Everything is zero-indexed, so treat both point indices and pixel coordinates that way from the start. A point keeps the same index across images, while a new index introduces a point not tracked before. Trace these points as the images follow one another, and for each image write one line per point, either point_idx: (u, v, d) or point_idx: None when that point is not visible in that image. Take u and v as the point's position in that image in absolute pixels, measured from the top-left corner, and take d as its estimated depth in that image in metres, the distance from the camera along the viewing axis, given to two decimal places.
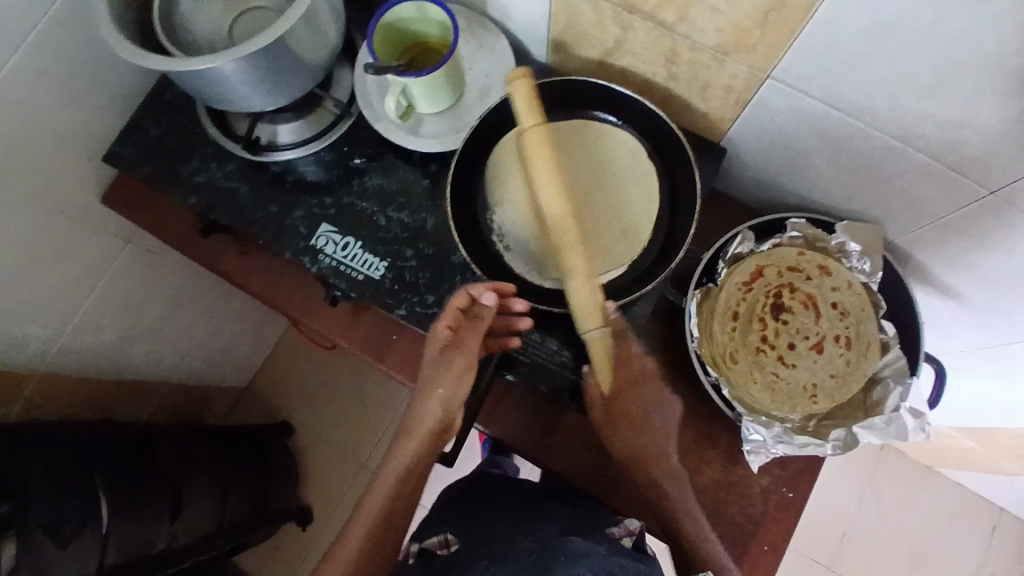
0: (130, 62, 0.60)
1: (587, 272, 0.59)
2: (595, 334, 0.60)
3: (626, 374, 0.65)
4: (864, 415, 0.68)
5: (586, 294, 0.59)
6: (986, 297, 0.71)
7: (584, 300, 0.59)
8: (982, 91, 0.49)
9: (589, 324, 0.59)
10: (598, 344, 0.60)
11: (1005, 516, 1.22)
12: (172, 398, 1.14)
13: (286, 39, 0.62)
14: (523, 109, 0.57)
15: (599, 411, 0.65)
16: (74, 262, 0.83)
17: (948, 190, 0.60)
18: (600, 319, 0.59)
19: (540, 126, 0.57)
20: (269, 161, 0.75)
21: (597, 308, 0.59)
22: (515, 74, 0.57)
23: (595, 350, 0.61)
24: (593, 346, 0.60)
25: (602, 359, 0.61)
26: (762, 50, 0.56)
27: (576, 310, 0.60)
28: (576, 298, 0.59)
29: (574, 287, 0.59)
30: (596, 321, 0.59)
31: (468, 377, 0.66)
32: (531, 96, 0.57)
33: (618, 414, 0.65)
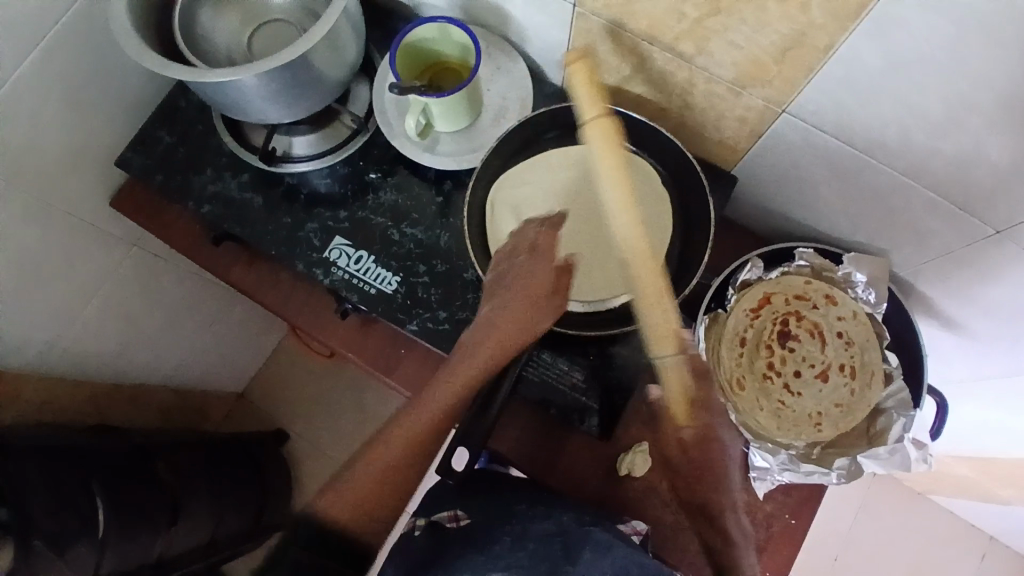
0: (150, 69, 0.60)
1: (655, 292, 0.61)
2: (668, 360, 0.62)
3: (704, 415, 0.64)
4: (868, 444, 0.69)
5: (661, 320, 0.60)
6: (988, 331, 0.72)
7: (659, 328, 0.60)
8: (994, 135, 0.50)
9: (661, 351, 0.61)
10: (671, 373, 0.62)
11: (997, 544, 1.24)
12: (172, 405, 1.13)
13: (308, 56, 0.62)
14: (582, 102, 0.58)
15: (677, 450, 0.67)
16: (80, 266, 0.83)
17: (955, 226, 0.61)
18: (674, 345, 0.61)
19: (600, 117, 0.58)
20: (283, 172, 0.76)
21: (669, 335, 0.60)
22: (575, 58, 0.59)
23: (670, 378, 0.63)
24: (666, 373, 0.63)
25: (675, 392, 0.64)
26: (779, 84, 0.57)
27: (652, 336, 0.61)
28: (648, 324, 0.61)
29: (643, 311, 0.61)
30: (669, 347, 0.61)
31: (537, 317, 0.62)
32: (592, 88, 0.58)
33: (696, 457, 0.65)
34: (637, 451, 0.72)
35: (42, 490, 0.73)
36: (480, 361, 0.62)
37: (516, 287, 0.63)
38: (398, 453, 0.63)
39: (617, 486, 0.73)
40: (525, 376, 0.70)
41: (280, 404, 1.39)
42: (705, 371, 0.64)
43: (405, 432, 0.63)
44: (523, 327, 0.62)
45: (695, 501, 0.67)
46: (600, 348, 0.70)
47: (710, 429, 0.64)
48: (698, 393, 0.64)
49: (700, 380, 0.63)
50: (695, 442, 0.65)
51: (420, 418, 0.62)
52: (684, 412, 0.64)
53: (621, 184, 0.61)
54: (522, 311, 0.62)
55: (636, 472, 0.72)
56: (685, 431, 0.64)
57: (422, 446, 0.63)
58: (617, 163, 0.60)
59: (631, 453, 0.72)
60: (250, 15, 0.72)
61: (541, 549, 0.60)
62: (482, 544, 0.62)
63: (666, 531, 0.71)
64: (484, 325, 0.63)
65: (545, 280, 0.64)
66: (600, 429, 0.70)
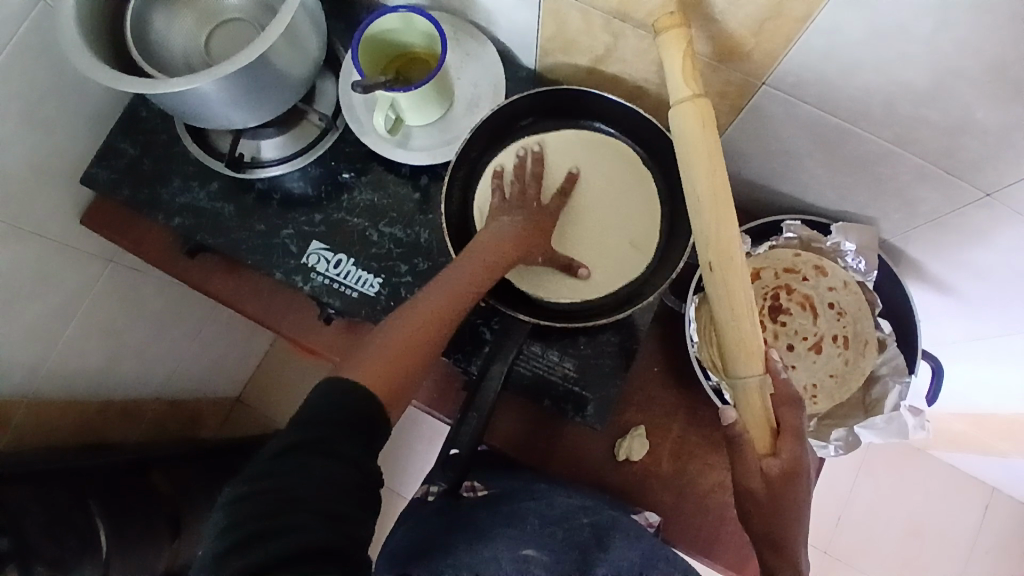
0: (103, 85, 0.57)
1: (745, 303, 0.50)
2: (750, 380, 0.50)
3: (794, 444, 0.51)
4: (864, 414, 0.69)
5: (741, 332, 0.50)
6: (980, 292, 0.72)
7: (732, 337, 0.50)
8: (985, 95, 0.48)
9: (744, 368, 0.50)
10: (752, 393, 0.51)
11: (999, 495, 1.26)
12: (166, 415, 1.10)
13: (267, 56, 0.60)
14: (674, 80, 0.51)
15: (756, 485, 0.51)
16: (57, 286, 0.80)
17: (944, 193, 0.60)
18: (759, 364, 0.50)
19: (694, 97, 0.50)
20: (253, 178, 0.73)
21: (752, 352, 0.50)
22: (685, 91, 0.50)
23: (748, 400, 0.51)
24: (746, 392, 0.51)
25: (755, 415, 0.51)
26: (758, 56, 0.55)
27: (733, 349, 0.51)
28: (726, 329, 0.51)
29: (723, 317, 0.51)
30: (755, 365, 0.50)
31: (537, 227, 0.64)
32: (688, 66, 0.51)
33: (778, 497, 0.51)
34: (634, 435, 0.71)
35: (38, 518, 0.72)
36: (481, 268, 0.58)
37: (512, 217, 0.63)
38: (388, 359, 0.53)
39: (616, 470, 0.72)
40: (516, 369, 0.69)
41: (277, 406, 1.37)
42: (795, 398, 0.52)
43: (400, 335, 0.55)
44: (515, 250, 0.61)
45: (768, 537, 0.52)
46: (590, 337, 0.70)
47: (799, 463, 0.51)
48: (783, 419, 0.52)
49: (784, 406, 0.52)
50: (781, 479, 0.51)
51: (416, 317, 0.56)
52: (765, 442, 0.51)
53: (712, 169, 0.50)
54: (516, 234, 0.62)
55: (634, 456, 0.71)
56: (771, 463, 0.51)
57: (409, 359, 0.54)
58: (709, 142, 0.50)
59: (628, 438, 0.71)
60: (204, 15, 0.69)
61: (572, 535, 0.62)
62: (509, 518, 0.64)
63: (668, 513, 0.71)
64: (482, 240, 0.60)
65: (539, 223, 0.65)
66: (596, 419, 0.69)
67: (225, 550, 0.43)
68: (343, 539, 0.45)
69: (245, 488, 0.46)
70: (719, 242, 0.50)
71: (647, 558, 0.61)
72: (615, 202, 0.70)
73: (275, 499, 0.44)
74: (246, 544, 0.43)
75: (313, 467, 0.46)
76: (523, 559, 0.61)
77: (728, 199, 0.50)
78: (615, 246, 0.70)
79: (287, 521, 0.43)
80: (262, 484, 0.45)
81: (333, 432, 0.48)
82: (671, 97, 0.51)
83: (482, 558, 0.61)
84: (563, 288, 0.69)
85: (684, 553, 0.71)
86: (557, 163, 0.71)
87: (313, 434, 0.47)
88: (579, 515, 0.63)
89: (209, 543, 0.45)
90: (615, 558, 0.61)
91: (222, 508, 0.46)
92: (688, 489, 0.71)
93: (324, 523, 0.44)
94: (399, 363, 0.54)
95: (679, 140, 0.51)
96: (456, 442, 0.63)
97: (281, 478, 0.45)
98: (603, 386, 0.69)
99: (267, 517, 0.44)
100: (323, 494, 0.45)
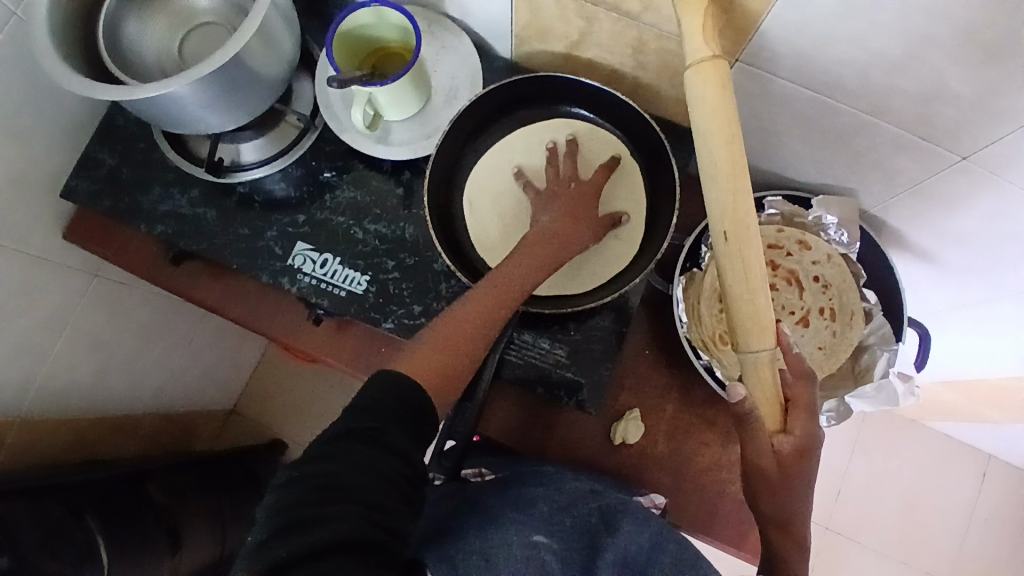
0: (76, 92, 0.57)
1: (758, 274, 0.50)
2: (762, 355, 0.50)
3: (805, 421, 0.52)
4: (854, 383, 0.69)
5: (756, 304, 0.49)
6: (961, 258, 0.73)
7: (746, 310, 0.50)
8: (954, 59, 0.49)
9: (757, 343, 0.50)
10: (763, 369, 0.50)
11: (994, 462, 1.28)
12: (156, 429, 1.09)
13: (241, 56, 0.59)
14: (692, 40, 0.50)
15: (770, 466, 0.52)
16: (40, 303, 0.78)
17: (921, 160, 0.61)
18: (771, 338, 0.50)
19: (712, 59, 0.49)
20: (234, 182, 0.73)
21: (765, 326, 0.50)
22: (701, 53, 0.49)
23: (758, 376, 0.51)
24: (758, 368, 0.51)
25: (766, 391, 0.51)
26: (729, 35, 0.56)
27: (747, 325, 0.50)
28: (738, 300, 0.50)
29: (736, 288, 0.50)
30: (768, 340, 0.50)
31: (581, 205, 0.64)
32: (707, 26, 0.49)
33: (790, 476, 0.52)
34: (629, 418, 0.72)
35: (36, 537, 0.71)
36: (529, 267, 0.59)
37: (556, 204, 0.64)
38: (435, 354, 0.55)
39: (613, 453, 0.72)
40: (508, 359, 0.69)
41: (274, 416, 1.35)
42: (807, 374, 0.53)
43: (447, 332, 0.56)
44: (561, 248, 0.61)
45: (774, 516, 0.54)
46: (579, 322, 0.70)
47: (811, 440, 0.52)
48: (794, 395, 0.53)
49: (797, 382, 0.53)
50: (793, 456, 0.52)
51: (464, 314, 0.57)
52: (775, 419, 0.52)
53: (728, 134, 0.48)
54: (562, 221, 0.62)
55: (630, 439, 0.72)
56: (783, 441, 0.51)
57: (462, 350, 0.56)
58: (727, 110, 0.48)
59: (624, 421, 0.72)
60: (178, 20, 0.69)
61: (580, 521, 0.61)
62: (518, 503, 0.62)
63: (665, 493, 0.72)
64: (530, 240, 0.61)
65: (580, 199, 0.64)
66: (590, 403, 0.69)
67: (267, 538, 0.43)
68: (380, 534, 0.44)
69: (297, 470, 0.46)
70: (735, 212, 0.49)
71: (656, 542, 0.60)
72: (616, 196, 0.71)
73: (320, 488, 0.44)
74: (290, 531, 0.42)
75: (361, 455, 0.46)
76: (533, 545, 0.58)
77: (744, 167, 0.49)
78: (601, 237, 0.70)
79: (330, 509, 0.43)
80: (307, 471, 0.45)
81: (385, 424, 0.48)
82: (688, 57, 0.50)
83: (493, 542, 0.59)
84: (562, 278, 0.70)
85: (686, 532, 0.71)
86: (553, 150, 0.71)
87: (366, 423, 0.48)
88: (588, 502, 0.62)
89: (254, 531, 0.44)
90: (623, 542, 0.60)
91: (273, 492, 0.46)
92: (685, 470, 0.72)
93: (363, 514, 0.43)
94: (447, 358, 0.55)
95: (695, 103, 0.49)
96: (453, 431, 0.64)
97: (326, 465, 0.45)
98: (597, 372, 0.69)
99: (313, 502, 0.43)
100: (367, 483, 0.45)
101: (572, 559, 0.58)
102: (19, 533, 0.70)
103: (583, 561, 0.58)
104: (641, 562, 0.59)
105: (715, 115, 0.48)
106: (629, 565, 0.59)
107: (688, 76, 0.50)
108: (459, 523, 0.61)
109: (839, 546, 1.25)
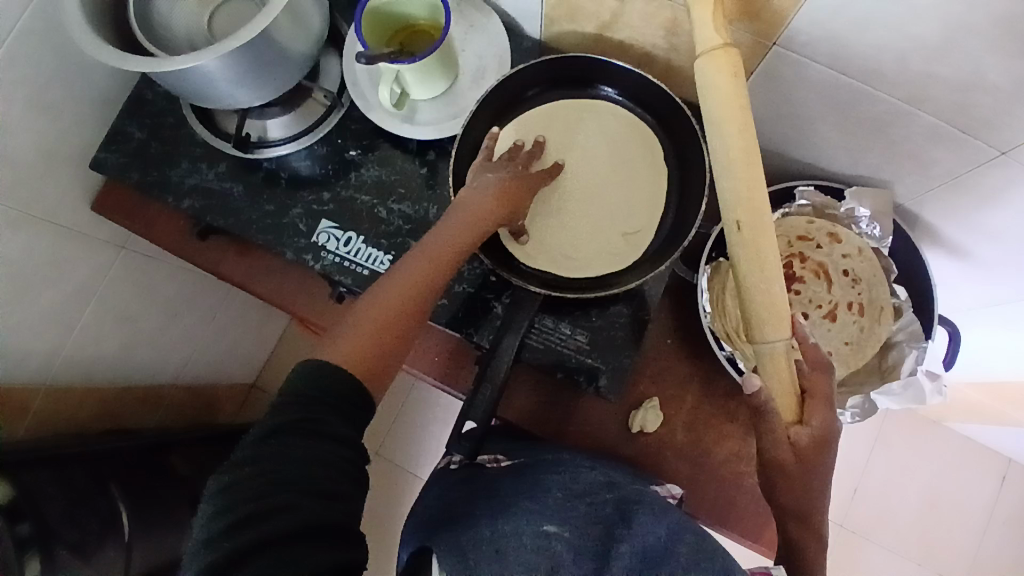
0: (108, 64, 0.57)
1: (772, 264, 0.49)
2: (777, 346, 0.49)
3: (824, 411, 0.51)
4: (881, 380, 0.68)
5: (769, 293, 0.49)
6: (996, 255, 0.71)
7: (761, 299, 0.49)
8: (1001, 48, 0.47)
9: (773, 333, 0.49)
10: (779, 359, 0.50)
11: (1015, 466, 1.25)
12: (179, 402, 1.11)
13: (271, 30, 0.59)
14: (702, 29, 0.48)
15: (788, 458, 0.51)
16: (69, 272, 0.80)
17: (959, 153, 0.59)
18: (787, 328, 0.49)
19: (726, 46, 0.47)
20: (261, 158, 0.73)
21: (781, 316, 0.49)
22: (712, 41, 0.48)
23: (774, 368, 0.50)
24: (773, 359, 0.50)
25: (782, 383, 0.50)
26: (766, 18, 0.54)
27: (758, 315, 0.49)
28: (750, 291, 0.49)
29: (750, 276, 0.49)
30: (783, 329, 0.49)
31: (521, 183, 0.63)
32: (718, 13, 0.48)
33: (807, 467, 0.51)
34: (648, 407, 0.71)
35: (59, 503, 0.73)
36: (463, 232, 0.58)
37: (497, 174, 0.61)
38: (368, 335, 0.54)
39: (631, 441, 0.72)
40: (528, 343, 0.69)
41: None
42: (824, 364, 0.52)
43: (375, 314, 0.55)
44: (496, 214, 0.60)
45: (794, 510, 0.53)
46: (602, 309, 0.69)
47: (828, 430, 0.51)
48: (812, 386, 0.52)
49: (814, 372, 0.52)
50: (812, 448, 0.51)
51: (395, 291, 0.56)
52: (792, 410, 0.51)
53: (742, 123, 0.48)
54: (499, 195, 0.60)
55: (649, 428, 0.71)
56: (799, 432, 0.51)
57: (386, 337, 0.54)
58: (738, 98, 0.48)
59: (643, 410, 0.71)
60: None
61: (595, 509, 0.59)
62: (532, 490, 0.62)
63: (683, 483, 0.71)
64: (461, 206, 0.59)
65: (523, 180, 0.63)
66: (609, 390, 0.69)
67: (216, 535, 0.42)
68: (336, 517, 0.45)
69: (236, 473, 0.45)
70: (750, 201, 0.48)
71: (674, 531, 0.56)
72: (638, 186, 0.70)
73: (262, 484, 0.44)
74: (247, 522, 0.42)
75: (303, 446, 0.46)
76: (544, 535, 0.57)
77: (757, 155, 0.48)
78: (620, 225, 0.69)
79: (276, 501, 0.43)
80: (245, 472, 0.45)
81: (319, 413, 0.48)
82: (700, 46, 0.49)
83: (504, 532, 0.58)
84: (590, 262, 0.69)
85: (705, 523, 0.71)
86: (581, 134, 0.71)
87: (298, 415, 0.47)
88: (602, 492, 0.61)
89: (198, 534, 0.44)
90: (639, 532, 0.56)
91: (210, 497, 0.45)
92: (703, 460, 0.71)
93: (312, 500, 0.44)
94: (374, 343, 0.54)
95: (709, 93, 0.48)
96: (471, 414, 0.62)
97: (269, 462, 0.45)
98: (618, 358, 0.69)
99: (260, 498, 0.43)
100: (313, 474, 0.45)
101: (585, 551, 0.55)
102: (42, 497, 0.71)
103: (595, 548, 0.55)
104: (658, 552, 0.54)
105: (727, 103, 0.47)
106: (647, 556, 0.54)
107: (700, 65, 0.49)
108: (471, 510, 0.62)
109: (854, 545, 1.24)
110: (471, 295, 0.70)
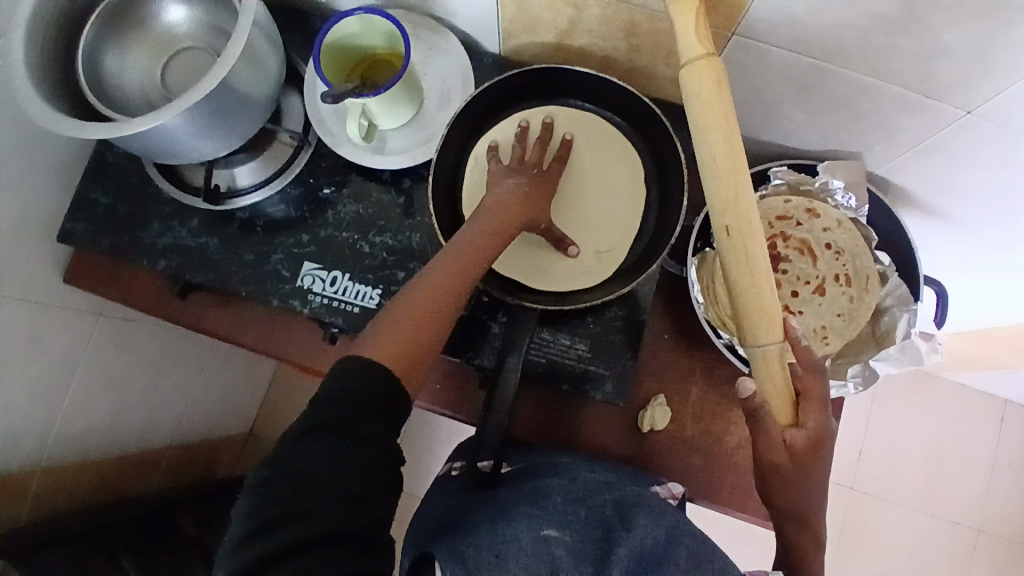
0: (62, 133, 0.55)
1: (762, 266, 0.49)
2: (771, 348, 0.49)
3: (817, 413, 0.52)
4: (876, 347, 0.69)
5: (762, 298, 0.49)
6: (971, 210, 0.72)
7: (752, 304, 0.49)
8: (957, 14, 0.48)
9: (764, 336, 0.49)
10: (772, 361, 0.50)
11: (1011, 406, 1.29)
12: (176, 463, 1.08)
13: (228, 80, 0.58)
14: (685, 39, 0.49)
15: (782, 460, 0.52)
16: (50, 348, 0.77)
17: (925, 117, 0.60)
18: (778, 330, 0.49)
19: (707, 56, 0.48)
20: (232, 208, 0.72)
21: (772, 318, 0.49)
22: (696, 52, 0.48)
23: (767, 370, 0.50)
24: (766, 360, 0.50)
25: (775, 385, 0.51)
26: (723, 11, 0.55)
27: (753, 317, 0.49)
28: (743, 295, 0.49)
29: (740, 279, 0.49)
30: (777, 333, 0.49)
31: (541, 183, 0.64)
32: (701, 25, 0.49)
33: (803, 468, 0.52)
34: (655, 405, 0.71)
35: None
36: (492, 228, 0.57)
37: (516, 178, 0.63)
38: (407, 325, 0.52)
39: (642, 441, 0.72)
40: (528, 358, 0.69)
41: None
42: (818, 366, 0.53)
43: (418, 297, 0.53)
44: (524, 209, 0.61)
45: (789, 509, 0.55)
46: (597, 315, 0.69)
47: (823, 431, 0.52)
48: (806, 389, 0.53)
49: (807, 374, 0.53)
50: (805, 450, 0.52)
51: (434, 279, 0.54)
52: (788, 413, 0.52)
53: (726, 129, 0.48)
54: (524, 192, 0.62)
55: (658, 425, 0.71)
56: (795, 435, 0.51)
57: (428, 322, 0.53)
58: (722, 104, 0.47)
59: (649, 408, 0.71)
60: (159, 50, 0.67)
61: (594, 513, 0.60)
62: (531, 497, 0.61)
63: (699, 475, 0.71)
64: (493, 200, 0.60)
65: (540, 184, 0.64)
66: (615, 393, 0.69)
67: (246, 535, 0.42)
68: (362, 523, 0.43)
69: (268, 473, 0.45)
70: (734, 206, 0.48)
71: (671, 534, 0.57)
72: (615, 186, 0.71)
73: (294, 483, 0.43)
74: (276, 522, 0.42)
75: (327, 454, 0.44)
76: (544, 540, 0.58)
77: (744, 161, 0.48)
78: (603, 229, 0.70)
79: (307, 504, 0.42)
80: (275, 471, 0.44)
81: (355, 416, 0.46)
82: (682, 56, 0.49)
83: (505, 538, 0.58)
84: (566, 275, 0.69)
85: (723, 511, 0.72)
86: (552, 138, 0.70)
87: (331, 415, 0.46)
88: (602, 492, 0.62)
89: (232, 531, 0.44)
90: (636, 535, 0.57)
91: (247, 495, 0.45)
92: (716, 449, 0.72)
93: (341, 507, 0.43)
94: (416, 329, 0.52)
95: (691, 100, 0.48)
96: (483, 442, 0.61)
97: (296, 461, 0.44)
98: (622, 364, 0.69)
99: (292, 500, 0.43)
100: (340, 479, 0.44)
101: (584, 553, 0.57)
102: None
103: (595, 555, 0.56)
104: (658, 555, 0.55)
105: (710, 109, 0.47)
106: (645, 558, 0.55)
107: (684, 75, 0.49)
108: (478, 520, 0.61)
109: (868, 507, 1.26)
110: (466, 318, 0.69)
